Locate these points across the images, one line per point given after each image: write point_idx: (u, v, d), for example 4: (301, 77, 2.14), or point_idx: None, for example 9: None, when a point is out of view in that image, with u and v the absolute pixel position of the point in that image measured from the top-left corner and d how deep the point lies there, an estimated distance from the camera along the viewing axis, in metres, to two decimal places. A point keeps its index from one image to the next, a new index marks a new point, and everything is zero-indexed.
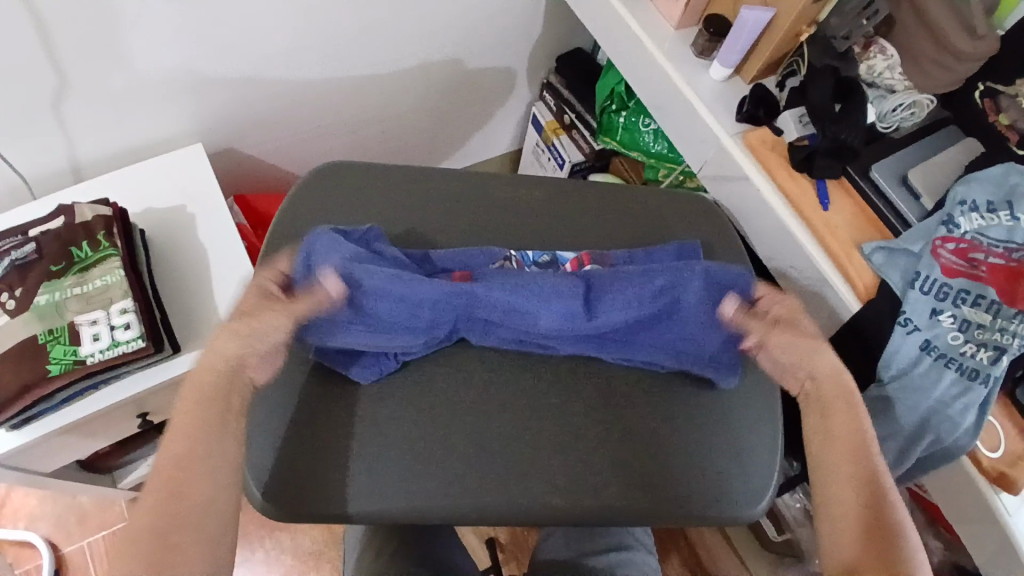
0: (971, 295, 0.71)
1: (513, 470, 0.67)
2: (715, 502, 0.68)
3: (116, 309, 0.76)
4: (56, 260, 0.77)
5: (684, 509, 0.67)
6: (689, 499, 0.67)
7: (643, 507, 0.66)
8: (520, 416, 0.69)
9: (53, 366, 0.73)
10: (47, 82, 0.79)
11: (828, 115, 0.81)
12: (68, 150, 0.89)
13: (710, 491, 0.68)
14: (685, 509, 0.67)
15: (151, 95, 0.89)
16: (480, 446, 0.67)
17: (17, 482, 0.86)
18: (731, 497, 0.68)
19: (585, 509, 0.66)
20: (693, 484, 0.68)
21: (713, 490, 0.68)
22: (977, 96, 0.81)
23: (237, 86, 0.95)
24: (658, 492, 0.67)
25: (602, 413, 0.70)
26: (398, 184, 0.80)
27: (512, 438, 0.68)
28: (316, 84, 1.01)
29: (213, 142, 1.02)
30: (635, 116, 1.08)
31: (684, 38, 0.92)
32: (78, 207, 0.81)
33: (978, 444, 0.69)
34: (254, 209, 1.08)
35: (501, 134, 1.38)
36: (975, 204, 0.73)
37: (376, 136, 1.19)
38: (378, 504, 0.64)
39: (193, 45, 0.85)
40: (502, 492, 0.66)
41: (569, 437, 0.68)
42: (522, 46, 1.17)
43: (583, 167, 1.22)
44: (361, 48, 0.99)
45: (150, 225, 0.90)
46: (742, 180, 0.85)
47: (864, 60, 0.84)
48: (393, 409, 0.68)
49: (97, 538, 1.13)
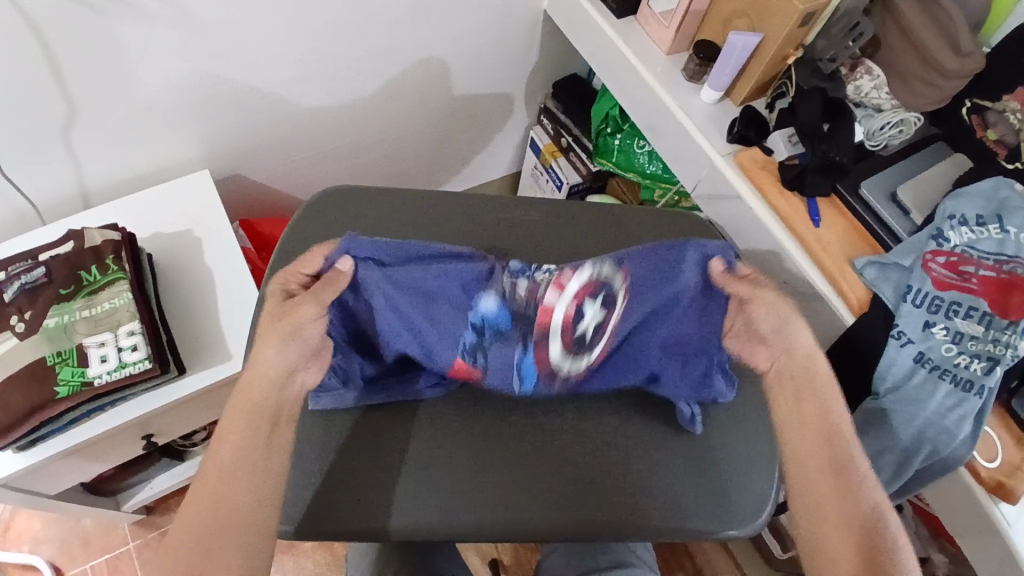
0: (962, 307, 0.72)
1: (512, 486, 0.67)
2: (712, 518, 0.68)
3: (123, 331, 0.78)
4: (65, 284, 0.79)
5: (685, 524, 0.67)
6: (686, 514, 0.67)
7: (641, 523, 0.66)
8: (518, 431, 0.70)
9: (61, 388, 0.75)
10: (58, 112, 0.82)
11: (816, 134, 0.83)
12: (77, 177, 0.92)
13: (707, 506, 0.68)
14: (682, 525, 0.67)
15: (157, 123, 0.91)
16: (479, 461, 0.69)
17: (22, 504, 0.87)
18: (729, 513, 0.68)
19: (583, 525, 0.66)
20: (686, 500, 0.68)
21: (711, 505, 0.68)
22: (964, 113, 0.83)
23: (241, 114, 0.98)
24: (656, 507, 0.67)
25: (598, 424, 0.71)
26: (397, 206, 0.82)
27: (510, 453, 0.69)
28: (319, 110, 1.04)
29: (218, 167, 1.05)
30: (629, 138, 1.11)
31: (675, 62, 0.95)
32: (88, 232, 0.83)
33: (975, 455, 0.69)
34: (259, 233, 1.10)
35: (500, 157, 1.40)
36: (964, 217, 0.74)
37: (378, 160, 1.22)
38: (375, 520, 0.65)
39: (200, 75, 0.88)
40: (503, 510, 0.66)
41: (569, 450, 0.70)
42: (519, 72, 1.20)
43: (580, 187, 1.24)
44: (361, 75, 1.02)
45: (156, 249, 0.92)
46: (734, 199, 0.87)
47: (852, 80, 0.87)
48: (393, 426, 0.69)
49: (101, 562, 1.13)
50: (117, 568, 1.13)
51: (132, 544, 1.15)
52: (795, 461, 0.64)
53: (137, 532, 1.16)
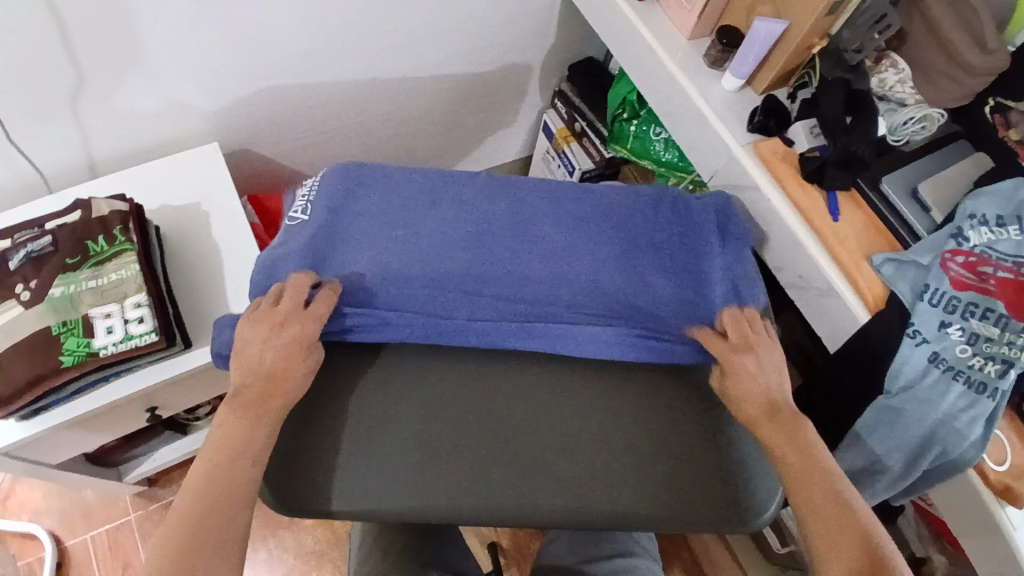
0: (979, 309, 0.71)
1: (387, 461, 0.64)
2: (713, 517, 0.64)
3: (130, 303, 0.77)
4: (72, 253, 0.78)
5: (548, 504, 0.63)
6: (682, 513, 0.64)
7: (509, 504, 0.63)
8: (403, 393, 0.68)
9: (66, 357, 0.74)
10: (69, 80, 0.81)
11: (838, 127, 0.81)
12: (86, 147, 0.91)
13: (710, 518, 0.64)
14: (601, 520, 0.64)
15: (169, 94, 0.90)
16: (375, 430, 0.66)
17: (25, 473, 0.87)
18: (730, 511, 0.65)
19: (452, 496, 0.63)
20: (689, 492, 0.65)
21: (712, 507, 0.64)
22: (986, 112, 0.81)
23: (254, 88, 0.96)
24: (533, 483, 0.64)
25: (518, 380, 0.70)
26: (376, 163, 0.79)
27: (427, 403, 0.68)
28: (333, 86, 1.03)
29: (228, 141, 1.03)
30: (645, 125, 1.08)
31: (696, 48, 0.93)
32: (95, 202, 0.82)
33: (984, 457, 0.68)
34: (266, 208, 1.09)
35: (513, 139, 1.38)
36: (985, 218, 0.73)
37: (389, 140, 1.20)
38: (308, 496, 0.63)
39: (212, 45, 0.86)
40: (388, 486, 0.63)
41: (488, 420, 0.67)
42: (536, 54, 1.18)
43: (592, 174, 1.22)
44: (376, 53, 1.01)
45: (165, 222, 0.91)
46: (752, 189, 0.86)
47: (875, 73, 0.85)
48: (388, 374, 0.69)
49: (101, 532, 1.14)
50: (118, 539, 1.14)
51: (132, 516, 1.15)
52: (812, 493, 0.60)
53: (138, 503, 1.17)
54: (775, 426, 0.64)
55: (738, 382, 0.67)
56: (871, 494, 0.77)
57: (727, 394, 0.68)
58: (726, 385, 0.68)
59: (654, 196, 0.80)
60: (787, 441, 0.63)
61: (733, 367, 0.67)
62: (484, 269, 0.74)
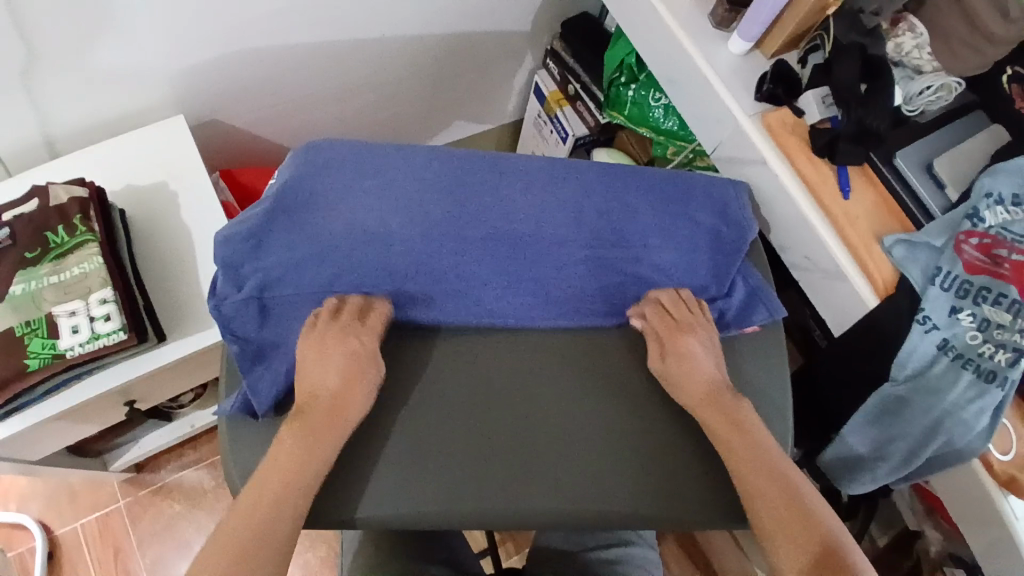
0: (992, 294, 0.68)
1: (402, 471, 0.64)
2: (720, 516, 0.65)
3: (95, 299, 0.72)
4: (31, 246, 0.73)
5: (548, 504, 0.63)
6: (686, 511, 0.65)
7: (504, 505, 0.63)
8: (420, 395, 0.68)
9: (31, 360, 0.69)
10: (14, 53, 0.73)
11: (853, 97, 0.75)
12: (40, 125, 0.83)
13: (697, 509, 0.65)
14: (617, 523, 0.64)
15: (128, 64, 0.82)
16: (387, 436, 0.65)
17: (7, 470, 0.84)
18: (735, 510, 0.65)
19: (453, 499, 0.63)
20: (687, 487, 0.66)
21: (715, 504, 0.65)
22: (1004, 81, 0.76)
23: (221, 55, 0.88)
24: (532, 483, 0.64)
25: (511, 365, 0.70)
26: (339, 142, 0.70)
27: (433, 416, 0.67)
28: (307, 50, 0.95)
29: (196, 113, 0.95)
30: (644, 90, 1.01)
31: (701, 7, 0.86)
32: (52, 188, 0.76)
33: (989, 447, 0.67)
34: (241, 184, 1.02)
35: (502, 102, 1.31)
36: (1000, 196, 0.70)
37: (370, 105, 1.13)
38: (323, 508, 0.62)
39: (173, 9, 0.78)
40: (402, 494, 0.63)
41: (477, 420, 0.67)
42: (527, 9, 1.09)
43: (586, 140, 1.16)
44: (353, 12, 0.92)
45: (132, 205, 0.84)
46: (760, 165, 0.81)
47: (892, 37, 0.78)
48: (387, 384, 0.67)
49: (90, 519, 1.12)
50: (108, 524, 1.12)
51: (122, 501, 1.14)
52: (758, 505, 0.60)
53: (127, 489, 1.15)
54: (722, 416, 0.66)
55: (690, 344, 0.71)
56: (872, 479, 0.75)
57: (669, 379, 0.69)
58: (666, 366, 0.69)
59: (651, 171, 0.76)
60: (737, 434, 0.64)
61: (676, 350, 0.69)
62: (457, 231, 0.70)
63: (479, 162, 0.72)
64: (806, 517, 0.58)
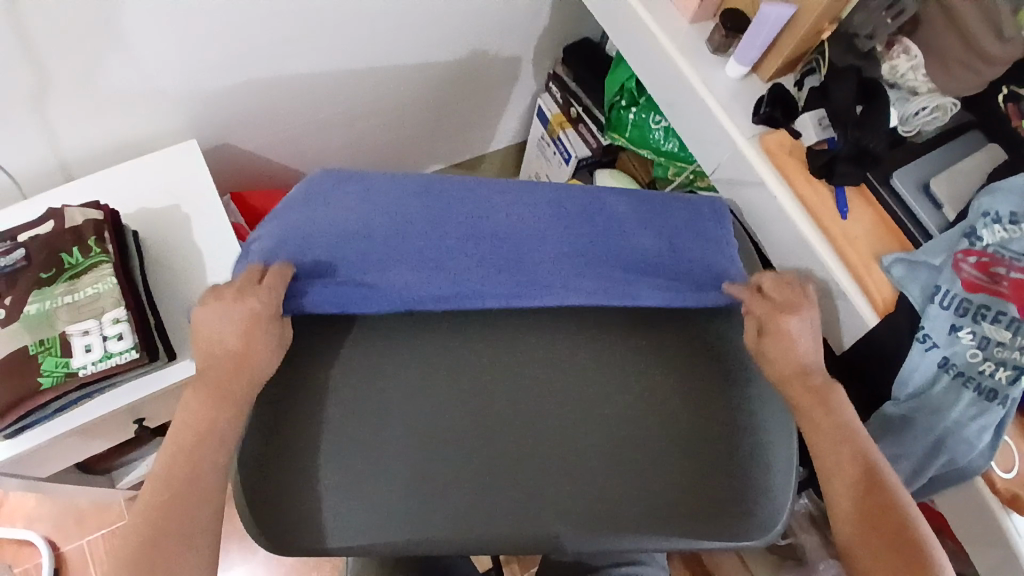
0: (990, 312, 0.68)
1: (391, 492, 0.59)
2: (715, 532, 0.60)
3: (109, 319, 0.74)
4: (46, 267, 0.75)
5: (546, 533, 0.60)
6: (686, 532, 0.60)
7: (492, 530, 0.59)
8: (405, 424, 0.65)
9: (44, 379, 0.71)
10: (34, 79, 0.75)
11: (850, 119, 0.77)
12: (57, 149, 0.86)
13: (718, 520, 0.60)
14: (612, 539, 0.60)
15: (143, 91, 0.85)
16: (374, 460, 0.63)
17: (18, 487, 0.86)
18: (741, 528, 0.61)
19: (415, 529, 0.59)
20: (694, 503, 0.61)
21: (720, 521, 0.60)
22: (1000, 100, 0.78)
23: (232, 83, 0.91)
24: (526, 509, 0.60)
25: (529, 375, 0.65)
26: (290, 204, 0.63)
27: None
28: (315, 78, 0.98)
29: (208, 138, 0.98)
30: (644, 113, 1.03)
31: (698, 32, 0.88)
32: (68, 210, 0.78)
33: (993, 465, 0.67)
34: (251, 207, 1.05)
35: (506, 125, 1.33)
36: (998, 215, 0.70)
37: (377, 129, 1.15)
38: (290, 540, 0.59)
39: (187, 38, 0.81)
40: (368, 519, 0.59)
41: None
42: (530, 35, 1.12)
43: (589, 161, 1.18)
44: (360, 41, 0.95)
45: (145, 227, 0.87)
46: (757, 186, 0.82)
47: (886, 60, 0.80)
48: None
49: (97, 537, 1.13)
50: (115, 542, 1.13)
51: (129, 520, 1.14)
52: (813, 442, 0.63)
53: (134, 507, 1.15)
54: (807, 392, 0.64)
55: (787, 346, 0.65)
56: None
57: (762, 351, 0.66)
58: (761, 346, 0.65)
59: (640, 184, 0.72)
60: (823, 408, 0.64)
61: (776, 330, 0.65)
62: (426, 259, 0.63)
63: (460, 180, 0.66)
64: (841, 430, 0.63)
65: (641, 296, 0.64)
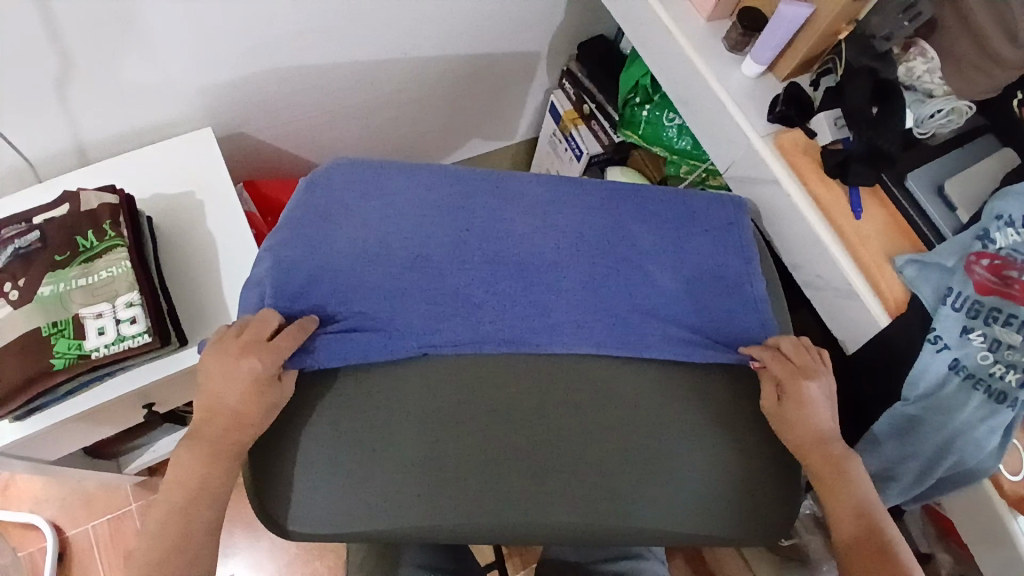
0: (1002, 315, 0.68)
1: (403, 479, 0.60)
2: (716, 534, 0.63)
3: (122, 302, 0.74)
4: (61, 249, 0.75)
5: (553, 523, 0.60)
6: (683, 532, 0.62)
7: (501, 523, 0.60)
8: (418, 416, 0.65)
9: (57, 360, 0.72)
10: (53, 63, 0.76)
11: (864, 119, 0.77)
12: (73, 134, 0.86)
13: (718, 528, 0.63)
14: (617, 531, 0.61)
15: (161, 78, 0.85)
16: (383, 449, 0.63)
17: (26, 469, 0.86)
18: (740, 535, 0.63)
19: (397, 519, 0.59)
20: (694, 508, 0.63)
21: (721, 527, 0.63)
22: (1015, 105, 0.77)
23: (249, 73, 0.92)
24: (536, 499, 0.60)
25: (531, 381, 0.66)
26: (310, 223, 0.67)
27: None
28: (332, 69, 0.98)
29: (223, 126, 0.98)
30: (658, 110, 1.03)
31: (715, 30, 0.88)
32: (84, 194, 0.78)
33: (1001, 467, 0.67)
34: (264, 195, 1.05)
35: (518, 121, 1.34)
36: (1011, 219, 0.69)
37: (390, 122, 1.15)
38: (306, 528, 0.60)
39: (206, 27, 0.82)
40: (337, 503, 0.60)
41: None
42: (545, 31, 1.12)
43: (600, 158, 1.18)
44: (377, 34, 0.96)
45: (159, 213, 0.87)
46: (771, 184, 0.82)
47: (902, 62, 0.80)
48: None
49: (102, 522, 1.13)
50: (119, 527, 1.13)
51: (134, 505, 1.15)
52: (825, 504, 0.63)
53: (139, 493, 1.16)
54: (823, 461, 0.64)
55: (804, 411, 0.64)
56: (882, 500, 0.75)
57: (784, 416, 0.64)
58: (782, 409, 0.64)
59: (654, 188, 0.75)
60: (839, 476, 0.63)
61: (796, 395, 0.64)
62: (441, 305, 0.65)
63: (490, 199, 0.71)
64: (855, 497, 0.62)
65: (651, 346, 0.66)
